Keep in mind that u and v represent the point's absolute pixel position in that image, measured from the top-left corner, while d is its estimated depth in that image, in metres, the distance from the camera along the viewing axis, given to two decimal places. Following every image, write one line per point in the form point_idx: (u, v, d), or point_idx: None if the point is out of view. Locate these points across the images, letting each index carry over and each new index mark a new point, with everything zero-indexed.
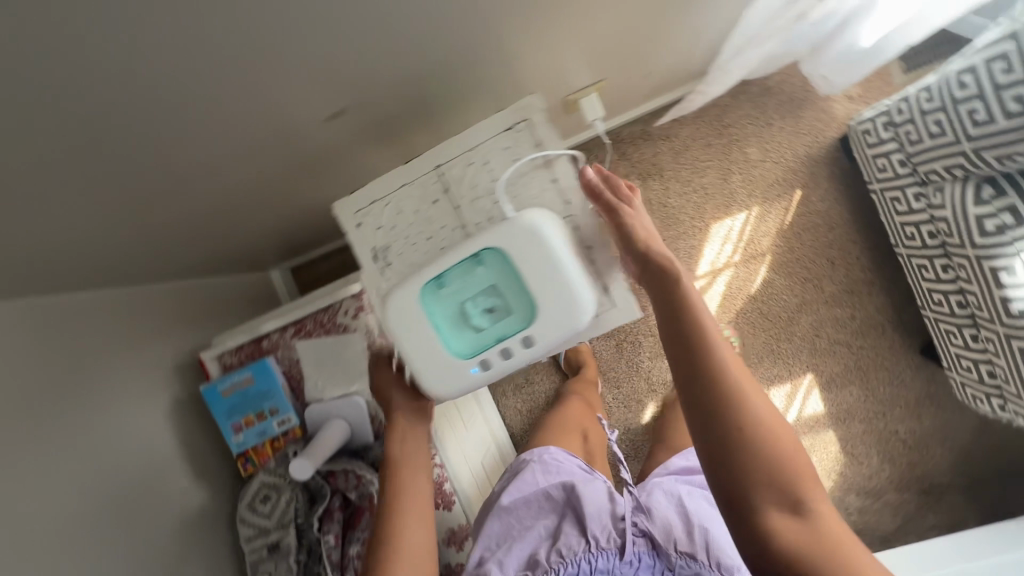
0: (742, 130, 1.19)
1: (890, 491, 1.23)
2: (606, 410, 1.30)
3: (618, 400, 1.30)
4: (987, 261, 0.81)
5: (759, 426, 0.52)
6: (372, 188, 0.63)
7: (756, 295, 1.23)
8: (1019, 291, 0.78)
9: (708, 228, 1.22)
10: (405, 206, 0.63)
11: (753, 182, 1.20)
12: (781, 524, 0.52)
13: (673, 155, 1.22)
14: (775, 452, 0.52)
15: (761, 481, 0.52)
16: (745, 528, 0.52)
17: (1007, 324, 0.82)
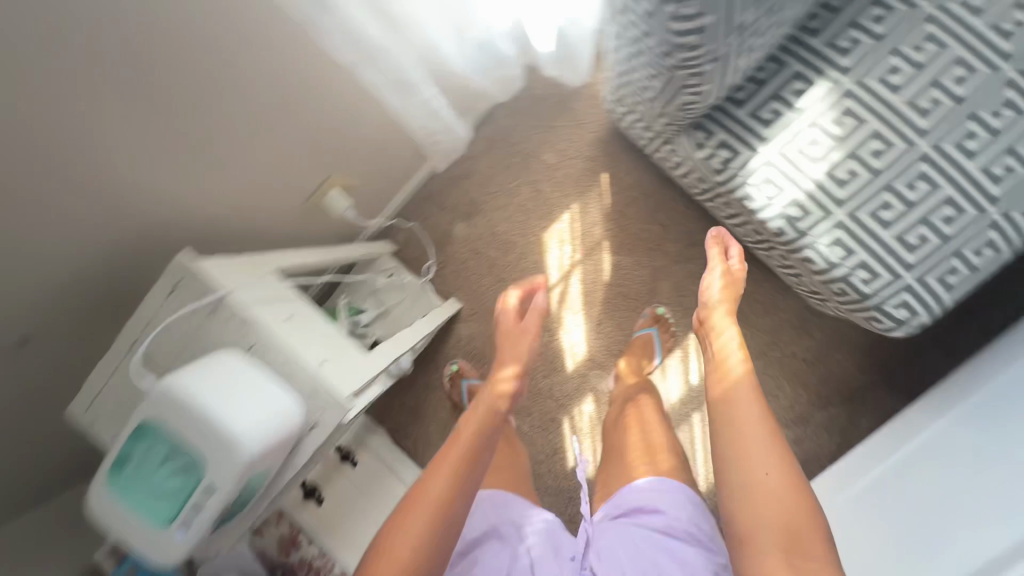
0: (532, 142, 1.23)
1: (816, 411, 1.23)
2: (527, 439, 1.32)
3: (534, 425, 1.32)
4: (734, 194, 0.82)
5: (767, 454, 0.72)
6: (84, 387, 0.64)
7: (610, 281, 1.25)
8: (765, 213, 0.80)
9: (542, 239, 1.26)
10: (119, 392, 0.63)
11: (562, 183, 1.23)
12: (760, 544, 0.66)
13: (482, 188, 1.26)
14: (778, 481, 0.69)
15: (758, 515, 0.67)
16: (743, 548, 0.67)
17: (780, 244, 0.83)
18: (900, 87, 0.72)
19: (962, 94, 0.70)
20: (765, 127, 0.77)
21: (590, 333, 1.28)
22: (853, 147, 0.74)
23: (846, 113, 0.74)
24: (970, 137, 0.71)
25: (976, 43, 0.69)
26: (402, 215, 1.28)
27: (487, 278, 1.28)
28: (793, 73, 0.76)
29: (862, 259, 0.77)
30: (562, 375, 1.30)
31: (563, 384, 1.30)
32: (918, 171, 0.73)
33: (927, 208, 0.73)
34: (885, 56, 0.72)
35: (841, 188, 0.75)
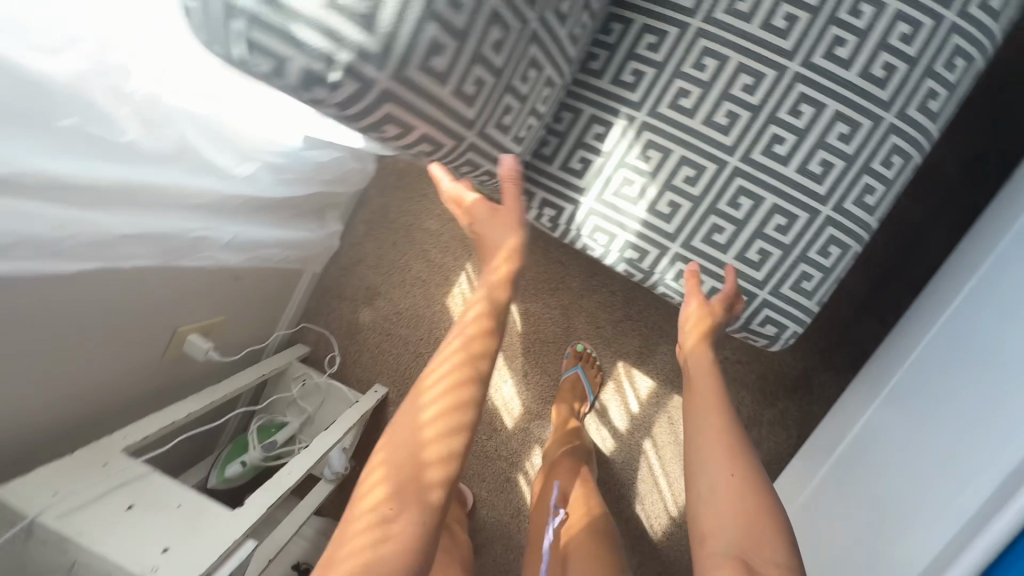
0: (410, 214, 1.21)
1: (766, 409, 1.17)
2: (488, 506, 1.27)
3: (491, 491, 1.26)
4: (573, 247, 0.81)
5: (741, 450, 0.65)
6: None
7: (524, 329, 1.23)
8: (608, 260, 0.78)
9: (445, 305, 1.22)
10: None
11: (450, 246, 1.21)
12: (722, 540, 0.59)
13: (376, 270, 1.24)
14: (751, 476, 0.62)
15: (716, 508, 0.61)
16: (701, 547, 0.61)
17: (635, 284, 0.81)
18: (692, 109, 0.70)
19: (756, 102, 0.68)
20: (579, 177, 0.76)
21: (519, 385, 1.24)
22: (666, 178, 0.72)
23: (650, 147, 0.72)
24: (777, 142, 0.68)
25: (754, 48, 0.67)
26: (305, 315, 1.27)
27: (403, 356, 1.25)
28: (589, 117, 0.74)
29: (711, 284, 0.75)
30: (505, 433, 1.26)
31: (508, 441, 1.26)
32: (737, 188, 0.70)
33: (758, 221, 0.71)
34: (669, 81, 0.70)
35: (668, 222, 0.74)
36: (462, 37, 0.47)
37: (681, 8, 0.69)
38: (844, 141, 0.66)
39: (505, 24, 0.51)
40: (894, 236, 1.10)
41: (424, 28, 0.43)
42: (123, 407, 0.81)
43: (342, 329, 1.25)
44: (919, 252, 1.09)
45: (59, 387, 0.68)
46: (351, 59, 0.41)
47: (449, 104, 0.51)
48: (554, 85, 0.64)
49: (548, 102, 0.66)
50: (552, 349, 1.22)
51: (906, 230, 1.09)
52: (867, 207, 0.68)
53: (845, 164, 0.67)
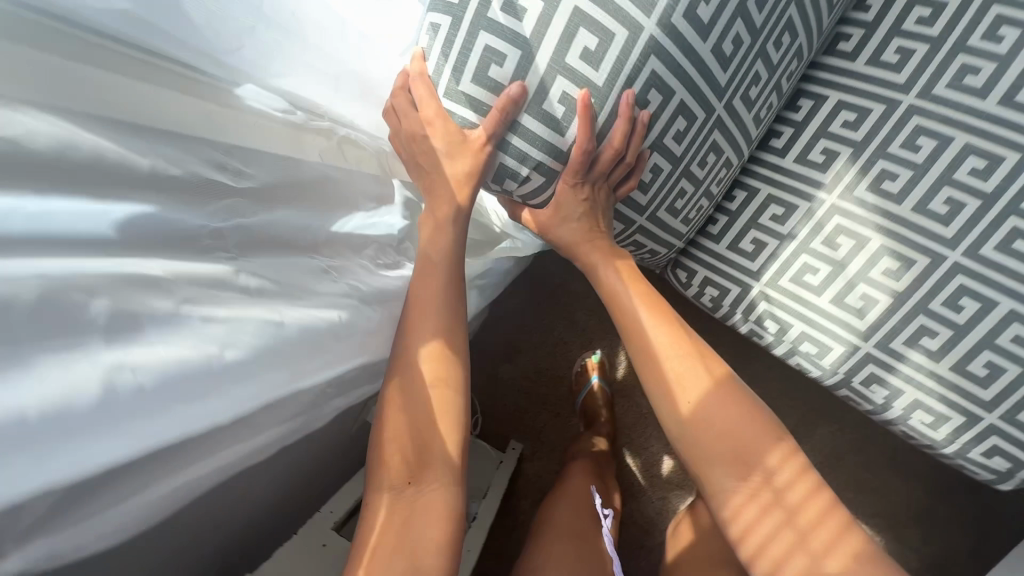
0: (556, 277, 1.24)
1: (943, 503, 1.08)
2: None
3: None
4: (739, 323, 0.89)
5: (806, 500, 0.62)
6: None
7: None
8: (782, 346, 0.85)
9: (586, 367, 1.20)
10: None
11: (595, 310, 1.23)
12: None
13: (519, 328, 1.26)
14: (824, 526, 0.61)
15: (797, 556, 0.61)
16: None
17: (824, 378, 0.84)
18: (899, 194, 0.70)
19: (987, 189, 0.65)
20: (751, 259, 0.83)
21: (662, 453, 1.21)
22: (864, 269, 0.74)
23: (840, 233, 0.75)
24: (1019, 237, 0.65)
25: (987, 127, 0.64)
26: None
27: (541, 415, 1.26)
28: (767, 197, 0.79)
29: (915, 398, 0.77)
30: (645, 499, 1.20)
31: (645, 508, 1.20)
32: (958, 286, 0.69)
33: (985, 331, 0.69)
34: (872, 162, 0.71)
35: (860, 317, 0.76)
36: None
37: (893, 83, 0.68)
38: None
39: (689, 114, 0.67)
40: None
41: (605, 103, 0.63)
42: (324, 477, 0.87)
43: (484, 385, 1.27)
44: None
45: (293, 463, 0.74)
46: (552, 138, 0.65)
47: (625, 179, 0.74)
48: (730, 165, 0.76)
49: (716, 179, 0.77)
50: None
51: None
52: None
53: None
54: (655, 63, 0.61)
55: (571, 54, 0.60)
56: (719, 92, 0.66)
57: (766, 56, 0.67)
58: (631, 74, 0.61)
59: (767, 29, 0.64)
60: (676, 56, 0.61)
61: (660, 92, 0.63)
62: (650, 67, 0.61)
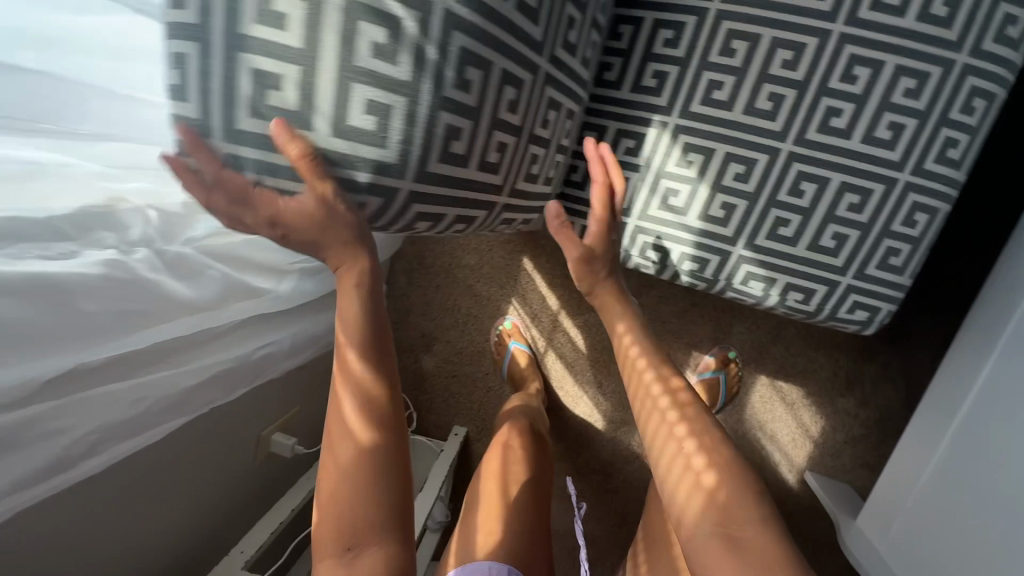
0: (444, 255, 1.19)
1: (866, 365, 1.09)
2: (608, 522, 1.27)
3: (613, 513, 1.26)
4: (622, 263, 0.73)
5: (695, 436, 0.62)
6: None
7: (590, 346, 1.19)
8: (666, 273, 0.71)
9: (502, 336, 1.19)
10: None
11: (493, 278, 1.19)
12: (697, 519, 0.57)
13: (425, 313, 1.22)
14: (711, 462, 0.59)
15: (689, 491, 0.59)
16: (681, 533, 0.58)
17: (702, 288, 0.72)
18: (729, 100, 0.62)
19: (800, 77, 0.59)
20: (618, 199, 0.69)
21: (596, 397, 1.22)
22: (715, 180, 0.64)
23: (689, 149, 0.64)
24: (834, 115, 0.59)
25: (792, 19, 0.58)
26: None
27: (475, 393, 1.25)
28: (616, 132, 0.67)
29: (789, 283, 0.66)
30: (597, 444, 1.25)
31: (601, 451, 1.25)
32: (796, 172, 0.62)
33: (827, 206, 0.62)
34: (697, 76, 0.62)
35: (726, 226, 0.66)
36: (474, 113, 0.48)
37: None
38: (913, 97, 0.58)
39: (517, 79, 0.51)
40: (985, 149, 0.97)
41: (437, 118, 0.45)
42: (234, 517, 0.85)
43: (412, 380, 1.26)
44: (1016, 158, 0.96)
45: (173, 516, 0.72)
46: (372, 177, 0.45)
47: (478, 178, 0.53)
48: (575, 113, 0.64)
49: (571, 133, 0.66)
50: None
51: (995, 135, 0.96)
52: (952, 162, 0.60)
53: (918, 121, 0.58)
54: (466, 37, 0.44)
55: (360, 53, 0.41)
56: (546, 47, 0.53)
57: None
58: (439, 57, 0.43)
59: None
60: (481, 22, 0.45)
61: (484, 74, 0.47)
62: (463, 42, 0.44)
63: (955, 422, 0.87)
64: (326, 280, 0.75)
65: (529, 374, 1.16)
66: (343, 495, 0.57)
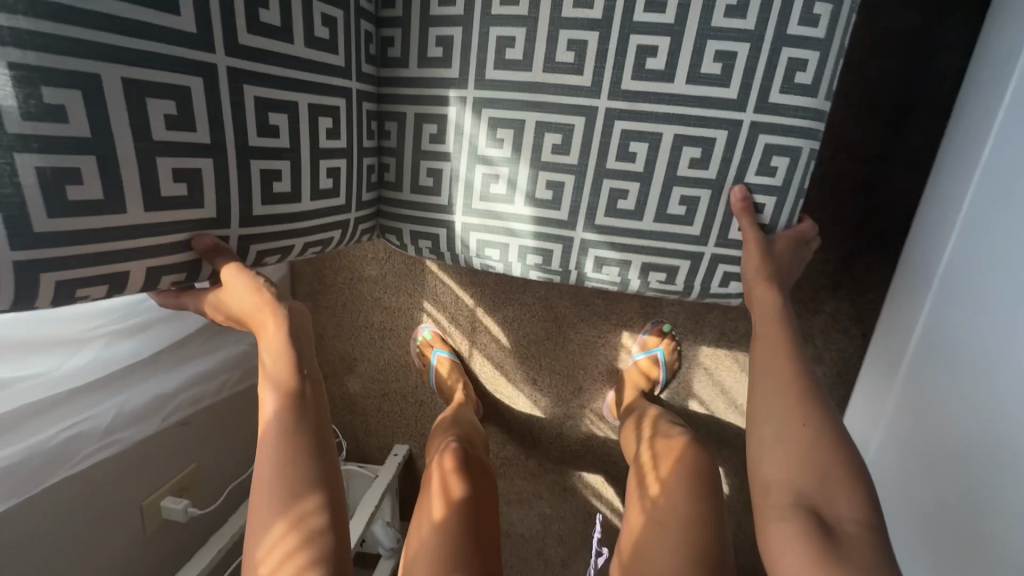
0: (342, 272, 1.10)
1: (811, 319, 0.97)
2: (570, 517, 1.20)
3: (574, 508, 1.19)
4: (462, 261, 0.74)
5: (812, 413, 0.56)
6: None
7: (513, 341, 1.11)
8: (516, 271, 0.72)
9: (422, 348, 1.10)
10: None
11: (399, 288, 1.10)
12: (790, 489, 0.53)
13: (339, 334, 1.15)
14: (827, 441, 0.54)
15: (799, 465, 0.54)
16: (762, 498, 0.55)
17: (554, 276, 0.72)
18: (524, 60, 0.63)
19: (599, 15, 0.60)
20: (437, 194, 0.71)
21: (532, 394, 1.13)
22: (535, 156, 0.66)
23: (497, 127, 0.66)
24: (648, 56, 0.60)
25: None
26: None
27: (408, 410, 1.17)
28: (416, 117, 0.69)
29: (642, 262, 0.68)
30: (544, 442, 1.17)
31: (550, 449, 1.17)
32: (622, 132, 0.63)
33: (666, 165, 0.63)
34: (484, 33, 0.63)
35: (559, 208, 0.67)
36: (100, 143, 0.43)
37: None
38: (739, 17, 0.58)
39: (162, 90, 0.46)
40: (897, 56, 0.85)
41: (17, 164, 0.39)
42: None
43: (342, 406, 1.19)
44: (932, 61, 0.84)
45: None
46: None
47: (160, 217, 0.49)
48: (331, 113, 0.62)
49: (347, 131, 0.65)
50: (554, 347, 1.10)
51: (905, 38, 0.84)
52: (806, 87, 0.60)
53: (750, 44, 0.58)
54: (4, 51, 0.37)
55: None
56: (207, 42, 0.48)
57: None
58: None
59: None
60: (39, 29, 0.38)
61: (79, 93, 0.41)
62: (4, 60, 0.37)
63: (903, 367, 0.78)
64: (149, 341, 0.68)
65: (455, 384, 1.07)
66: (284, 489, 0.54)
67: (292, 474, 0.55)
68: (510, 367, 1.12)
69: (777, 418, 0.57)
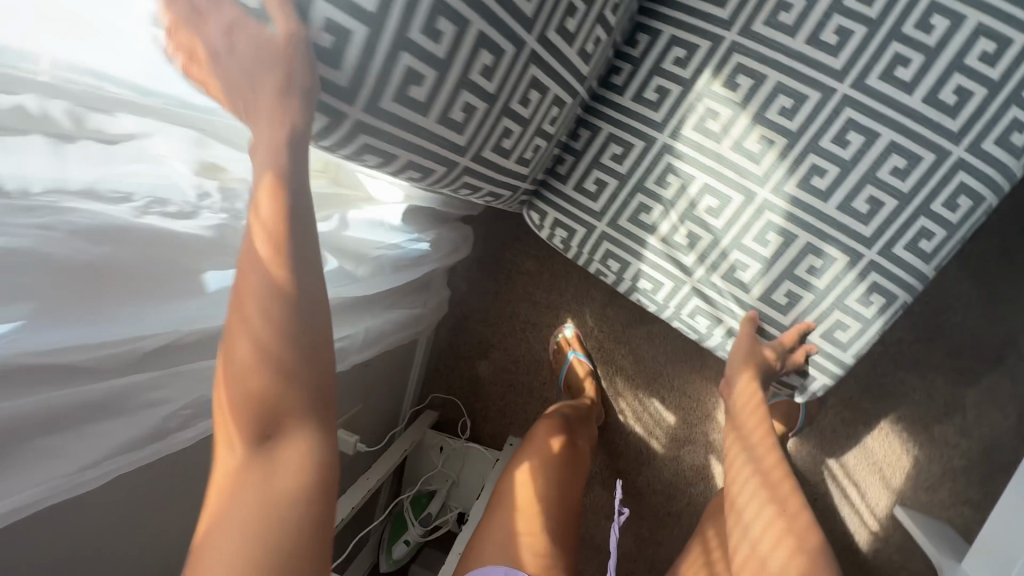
0: (504, 260, 1.19)
1: (966, 390, 0.98)
2: (669, 545, 1.18)
3: (675, 536, 1.18)
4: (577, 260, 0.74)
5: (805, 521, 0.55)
6: None
7: (638, 359, 1.16)
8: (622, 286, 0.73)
9: (560, 344, 1.15)
10: None
11: (554, 285, 1.18)
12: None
13: (483, 319, 1.23)
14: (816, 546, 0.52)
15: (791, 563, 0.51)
16: None
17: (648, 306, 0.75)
18: (720, 132, 0.61)
19: (795, 128, 0.59)
20: (594, 200, 0.69)
21: (656, 413, 1.16)
22: (688, 209, 0.64)
23: (670, 172, 0.64)
24: (817, 174, 0.59)
25: (799, 67, 0.57)
26: (428, 381, 1.27)
27: (530, 404, 1.22)
28: (607, 136, 0.67)
29: (732, 327, 0.67)
30: (657, 463, 1.18)
31: (661, 472, 1.18)
32: (768, 223, 0.61)
33: (789, 261, 0.61)
34: (696, 101, 0.62)
35: (687, 254, 0.66)
36: (494, 99, 0.51)
37: (716, 19, 0.60)
38: (899, 177, 0.57)
39: (495, 46, 0.47)
40: None
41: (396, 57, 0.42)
42: None
43: (466, 386, 1.25)
44: None
45: None
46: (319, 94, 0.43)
47: (436, 132, 0.49)
48: (563, 105, 0.60)
49: (560, 124, 0.62)
50: (680, 374, 1.14)
51: None
52: (922, 254, 0.58)
53: (898, 204, 0.57)
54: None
55: None
56: None
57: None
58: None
59: None
60: None
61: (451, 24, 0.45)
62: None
63: None
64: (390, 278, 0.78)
65: (587, 385, 1.10)
66: (264, 351, 0.40)
67: (278, 335, 0.40)
68: (622, 386, 1.17)
69: (764, 516, 0.56)
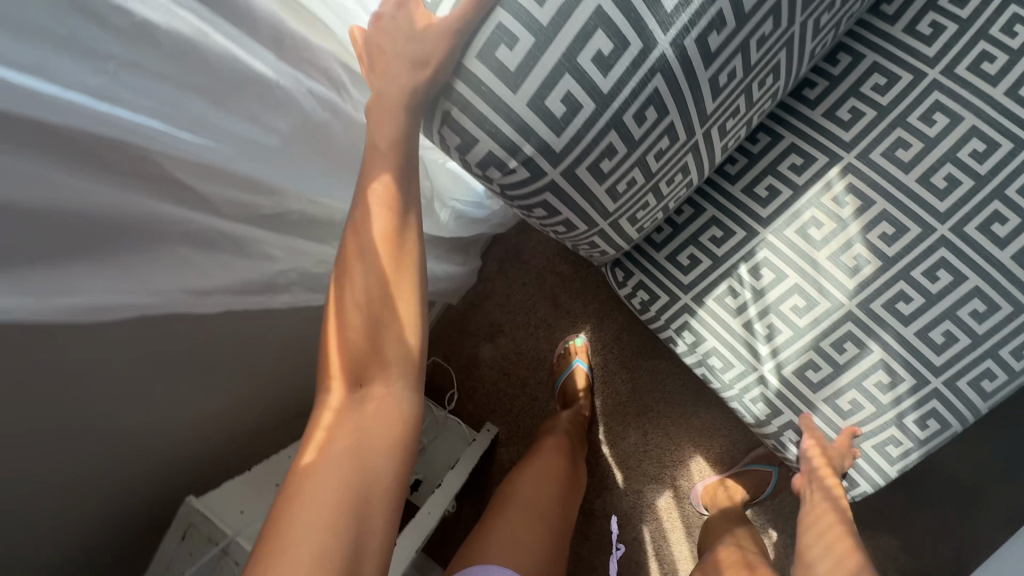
0: (541, 257, 1.22)
1: (918, 511, 1.05)
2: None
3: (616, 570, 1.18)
4: (654, 326, 0.82)
5: None
6: None
7: (635, 391, 1.20)
8: (689, 357, 0.80)
9: (568, 350, 1.18)
10: None
11: (580, 295, 1.21)
12: None
13: (502, 306, 1.25)
14: None
15: None
16: None
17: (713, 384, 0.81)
18: (820, 242, 0.67)
19: (890, 255, 0.64)
20: (683, 273, 0.76)
21: (636, 445, 1.20)
22: (773, 303, 0.70)
23: (763, 265, 0.70)
24: (902, 300, 0.64)
25: (907, 201, 0.63)
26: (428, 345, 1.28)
27: (519, 399, 1.24)
28: (710, 218, 0.73)
29: (791, 420, 0.75)
30: (619, 492, 1.20)
31: (620, 502, 1.20)
32: (847, 332, 0.67)
33: (858, 371, 0.68)
34: (803, 209, 0.67)
35: (761, 342, 0.73)
36: (652, 175, 0.59)
37: (838, 138, 0.66)
38: (976, 319, 0.62)
39: (675, 135, 0.55)
40: None
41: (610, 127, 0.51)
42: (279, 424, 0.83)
43: (463, 362, 1.26)
44: None
45: (255, 388, 0.72)
46: (539, 144, 0.52)
47: (598, 198, 0.59)
48: (688, 186, 0.65)
49: (672, 200, 0.66)
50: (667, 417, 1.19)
51: None
52: (982, 392, 0.64)
53: (969, 342, 0.63)
54: (659, 82, 0.49)
55: (584, 53, 0.47)
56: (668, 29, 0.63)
57: (750, 93, 0.57)
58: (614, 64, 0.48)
59: (760, 100, 0.60)
60: (683, 79, 0.50)
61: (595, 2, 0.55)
62: (656, 87, 0.50)
63: None
64: (454, 227, 0.79)
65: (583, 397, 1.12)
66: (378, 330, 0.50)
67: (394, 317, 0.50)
68: (613, 416, 1.20)
69: None
